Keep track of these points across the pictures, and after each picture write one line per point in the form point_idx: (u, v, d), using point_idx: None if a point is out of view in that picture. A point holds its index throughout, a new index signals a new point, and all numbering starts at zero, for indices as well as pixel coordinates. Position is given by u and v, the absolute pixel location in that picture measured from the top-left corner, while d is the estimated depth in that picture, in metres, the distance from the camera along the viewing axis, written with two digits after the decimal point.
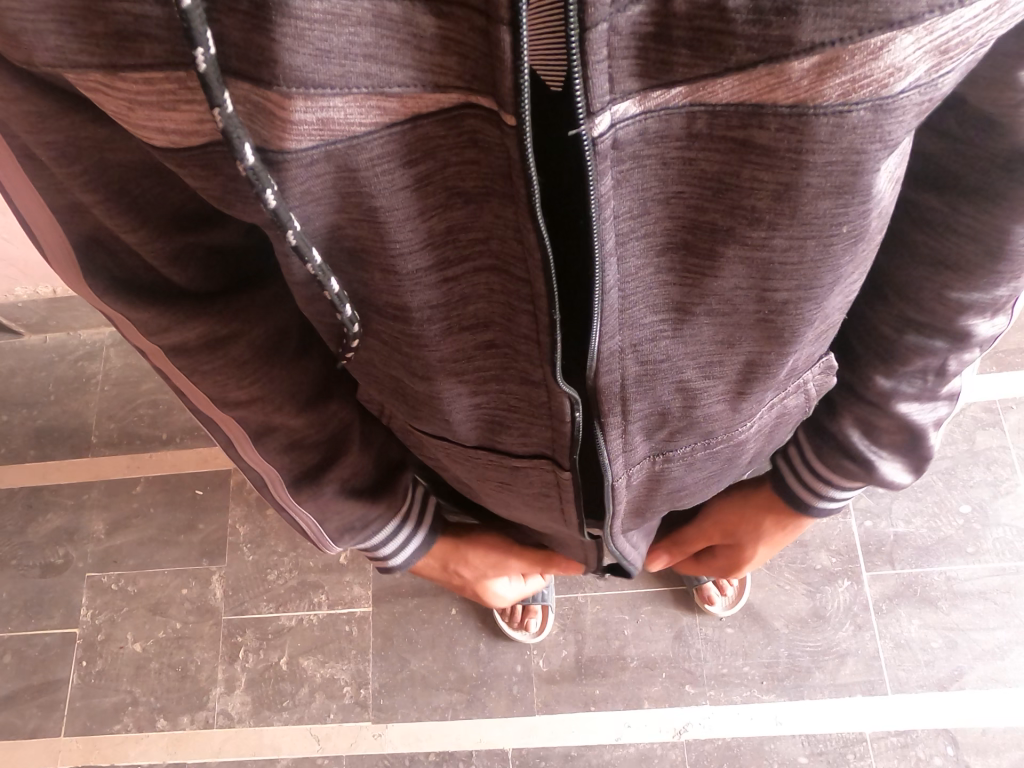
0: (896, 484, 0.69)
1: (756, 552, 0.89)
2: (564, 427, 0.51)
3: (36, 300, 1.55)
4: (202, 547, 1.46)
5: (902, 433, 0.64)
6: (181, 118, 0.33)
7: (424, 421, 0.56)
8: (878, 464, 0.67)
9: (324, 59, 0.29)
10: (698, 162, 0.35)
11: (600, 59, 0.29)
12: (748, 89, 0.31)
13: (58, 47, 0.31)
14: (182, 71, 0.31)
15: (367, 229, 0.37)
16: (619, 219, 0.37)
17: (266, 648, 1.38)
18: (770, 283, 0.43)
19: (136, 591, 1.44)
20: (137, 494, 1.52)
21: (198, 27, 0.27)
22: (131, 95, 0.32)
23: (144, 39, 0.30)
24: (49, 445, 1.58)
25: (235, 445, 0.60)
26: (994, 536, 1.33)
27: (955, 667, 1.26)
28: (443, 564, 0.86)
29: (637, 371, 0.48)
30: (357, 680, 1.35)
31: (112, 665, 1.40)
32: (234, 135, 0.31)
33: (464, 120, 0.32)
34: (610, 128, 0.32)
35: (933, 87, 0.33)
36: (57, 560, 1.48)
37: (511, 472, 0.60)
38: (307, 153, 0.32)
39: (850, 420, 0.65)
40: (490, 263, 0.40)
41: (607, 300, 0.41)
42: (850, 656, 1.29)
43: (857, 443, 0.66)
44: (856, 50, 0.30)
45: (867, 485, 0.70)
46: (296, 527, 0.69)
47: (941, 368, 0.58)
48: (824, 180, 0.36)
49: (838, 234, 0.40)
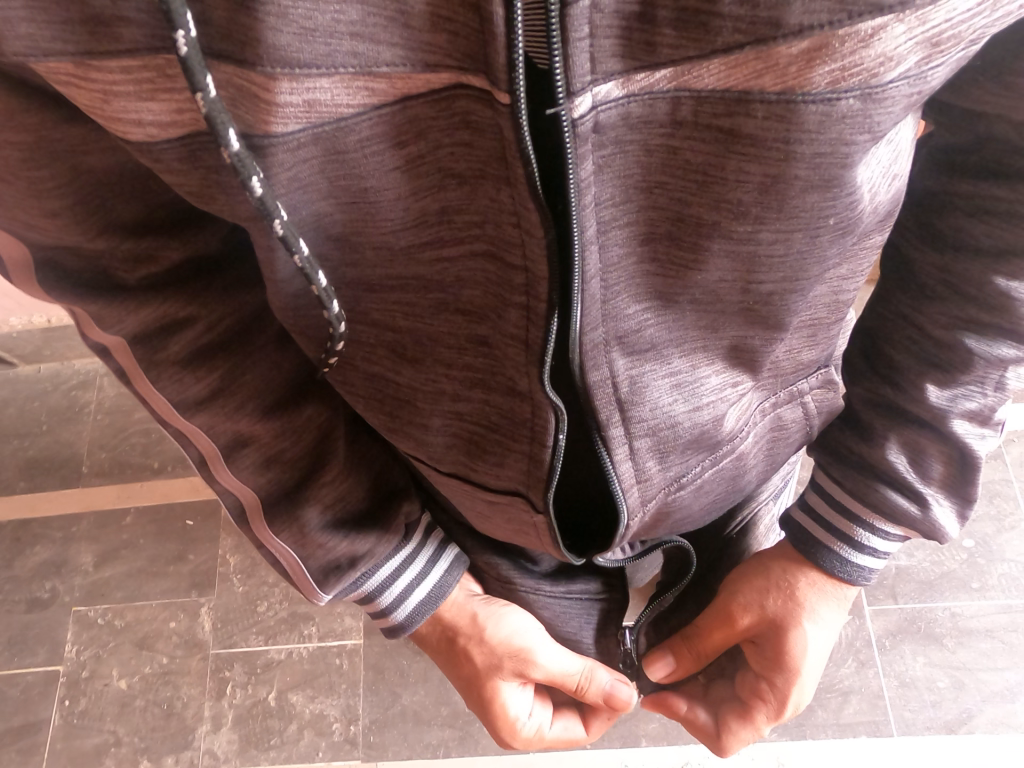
0: (952, 526, 0.60)
1: (799, 634, 0.65)
2: (545, 450, 0.46)
3: (31, 330, 1.53)
4: (191, 578, 1.40)
5: (953, 460, 0.56)
6: (161, 107, 0.30)
7: (398, 436, 0.52)
8: (932, 501, 0.59)
9: (310, 36, 0.26)
10: (682, 154, 0.31)
11: (581, 36, 0.26)
12: (734, 75, 0.28)
13: (30, 35, 0.28)
14: (163, 58, 0.28)
15: (355, 212, 0.34)
16: (600, 207, 0.33)
17: (254, 683, 1.31)
18: (755, 277, 0.39)
19: (123, 624, 1.38)
20: (127, 525, 1.46)
21: (178, 11, 0.25)
22: (107, 86, 0.29)
23: (122, 23, 0.27)
24: (40, 475, 1.53)
25: (209, 464, 0.54)
26: (999, 571, 1.28)
27: (964, 708, 1.20)
28: (454, 635, 0.69)
29: (627, 370, 0.42)
30: (348, 715, 1.28)
31: (95, 704, 1.32)
32: (218, 122, 0.27)
33: (455, 101, 0.29)
34: (590, 111, 0.28)
35: (923, 81, 0.31)
36: (44, 594, 1.42)
37: (488, 505, 0.55)
38: (293, 136, 0.29)
39: (897, 445, 0.58)
40: (485, 249, 0.35)
41: (588, 290, 0.36)
42: (853, 694, 1.23)
43: (908, 477, 0.58)
44: (846, 36, 0.27)
45: (918, 534, 0.61)
46: (284, 571, 0.61)
47: (999, 381, 0.53)
48: (814, 172, 0.32)
49: (825, 227, 0.36)
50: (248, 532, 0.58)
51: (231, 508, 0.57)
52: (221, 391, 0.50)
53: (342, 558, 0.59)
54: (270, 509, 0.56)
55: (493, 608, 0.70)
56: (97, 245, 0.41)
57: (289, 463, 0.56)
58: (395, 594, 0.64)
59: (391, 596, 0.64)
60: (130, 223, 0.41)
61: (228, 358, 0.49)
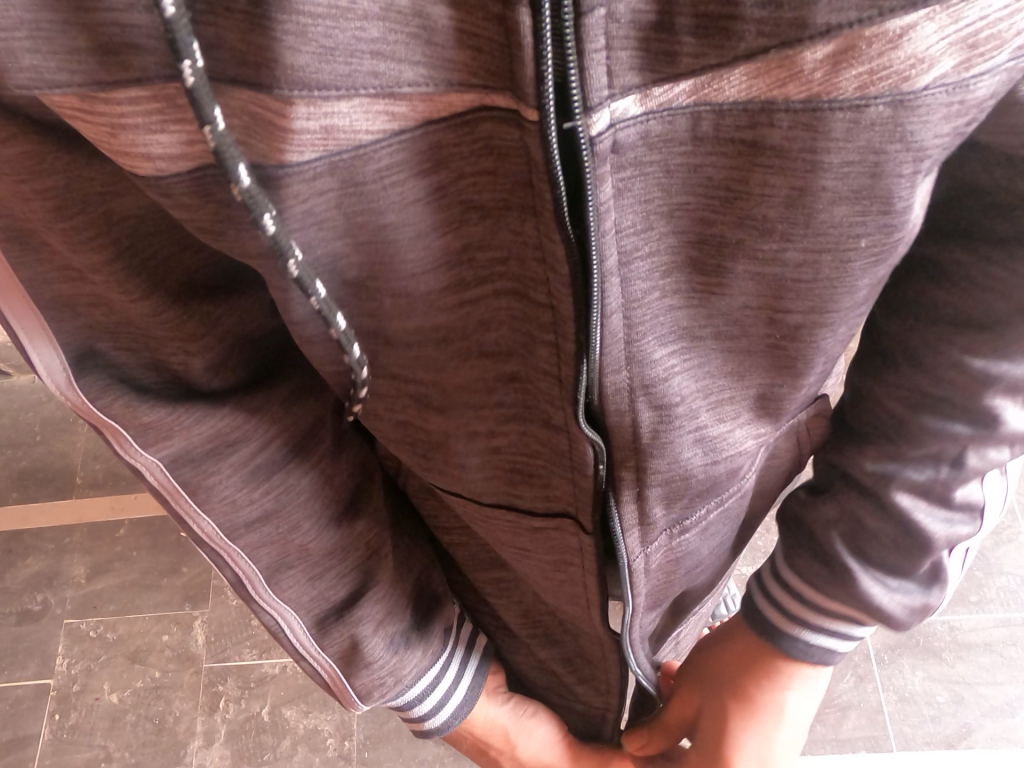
0: (903, 610, 0.53)
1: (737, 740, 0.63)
2: (586, 478, 0.46)
3: None
4: (186, 591, 1.39)
5: (900, 536, 0.50)
6: (172, 139, 0.29)
7: (432, 470, 0.51)
8: (862, 578, 0.52)
9: (329, 57, 0.26)
10: (703, 170, 0.31)
11: (598, 48, 0.26)
12: (758, 83, 0.28)
13: (34, 67, 0.27)
14: (173, 88, 0.27)
15: (371, 251, 0.34)
16: (621, 234, 0.33)
17: (248, 698, 1.30)
18: (782, 303, 0.37)
19: (115, 637, 1.36)
20: (121, 537, 1.46)
21: (184, 38, 0.25)
22: (115, 118, 0.28)
23: (132, 51, 0.26)
24: (33, 486, 1.52)
25: (248, 584, 0.55)
26: (998, 585, 1.28)
27: (963, 724, 1.20)
28: (488, 745, 0.76)
29: (652, 418, 0.41)
30: (342, 730, 1.26)
31: (86, 718, 1.30)
32: (227, 156, 0.27)
33: (479, 125, 0.29)
34: (608, 128, 0.28)
35: (966, 89, 0.29)
36: (35, 607, 1.40)
37: (530, 537, 0.55)
38: (308, 166, 0.29)
39: (833, 523, 0.52)
40: (508, 286, 0.36)
41: (609, 323, 0.35)
42: (851, 709, 1.22)
43: (843, 557, 0.52)
44: (873, 37, 0.26)
45: (868, 617, 0.54)
46: (322, 682, 0.62)
47: (958, 458, 0.47)
48: (841, 182, 0.31)
49: (857, 250, 0.35)
50: (297, 659, 0.60)
51: (275, 628, 0.57)
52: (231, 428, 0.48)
53: (388, 677, 0.61)
54: (319, 633, 0.58)
55: (524, 725, 0.79)
56: (138, 309, 0.40)
57: (332, 582, 0.58)
58: (431, 709, 0.67)
59: (428, 705, 0.66)
60: (176, 286, 0.40)
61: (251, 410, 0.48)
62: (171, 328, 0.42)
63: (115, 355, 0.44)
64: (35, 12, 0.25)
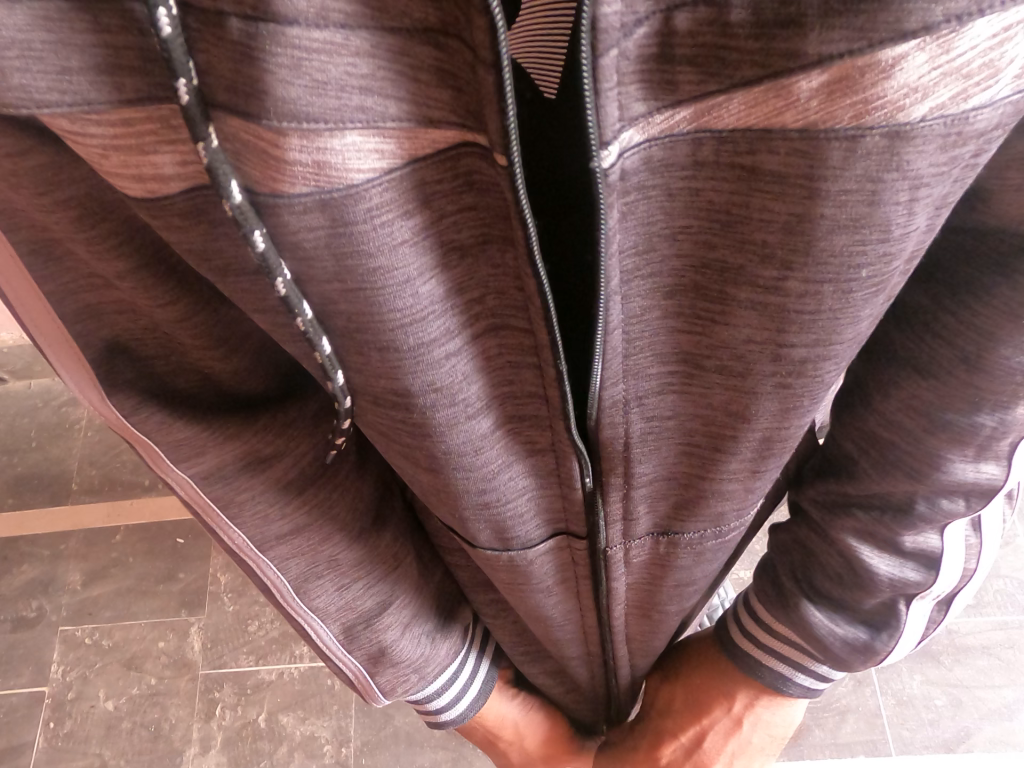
0: (842, 645, 0.57)
1: (700, 751, 0.72)
2: (575, 493, 0.47)
3: (23, 346, 1.55)
4: (182, 597, 1.39)
5: (847, 572, 0.53)
6: (165, 160, 0.28)
7: (438, 512, 0.51)
8: (811, 611, 0.56)
9: (321, 90, 0.25)
10: (705, 194, 0.31)
11: (610, 87, 0.25)
12: (755, 113, 0.27)
13: (24, 86, 0.26)
14: (167, 108, 0.27)
15: (358, 301, 0.32)
16: (624, 256, 0.33)
17: (244, 704, 1.29)
18: (786, 334, 0.35)
19: (111, 644, 1.35)
20: (117, 543, 1.45)
21: (179, 59, 0.25)
22: (105, 140, 0.28)
23: (127, 72, 0.26)
24: (29, 492, 1.51)
25: (278, 593, 0.56)
26: (995, 587, 1.28)
27: (961, 727, 1.19)
28: (496, 739, 0.80)
29: (643, 428, 0.43)
30: (339, 737, 1.25)
31: (81, 726, 1.29)
32: (219, 173, 0.27)
33: (461, 160, 0.29)
34: (617, 160, 0.28)
35: (964, 122, 0.26)
36: (30, 613, 1.40)
37: (518, 572, 0.55)
38: (301, 199, 0.27)
39: (790, 552, 0.58)
40: (488, 323, 0.36)
41: (610, 339, 0.36)
42: (850, 712, 1.22)
43: (798, 586, 0.57)
44: (866, 67, 0.24)
45: (814, 648, 0.59)
46: (345, 677, 0.64)
47: (908, 505, 0.47)
48: (841, 211, 0.29)
49: (858, 280, 0.32)
50: (324, 659, 0.62)
51: (301, 627, 0.60)
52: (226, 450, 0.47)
53: (412, 672, 0.64)
54: (346, 638, 0.60)
55: (535, 718, 0.82)
56: (164, 314, 0.40)
57: (359, 590, 0.58)
58: (449, 701, 0.70)
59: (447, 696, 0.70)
60: (172, 305, 0.40)
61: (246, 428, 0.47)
62: (194, 332, 0.41)
63: (110, 369, 0.43)
64: (29, 31, 0.25)
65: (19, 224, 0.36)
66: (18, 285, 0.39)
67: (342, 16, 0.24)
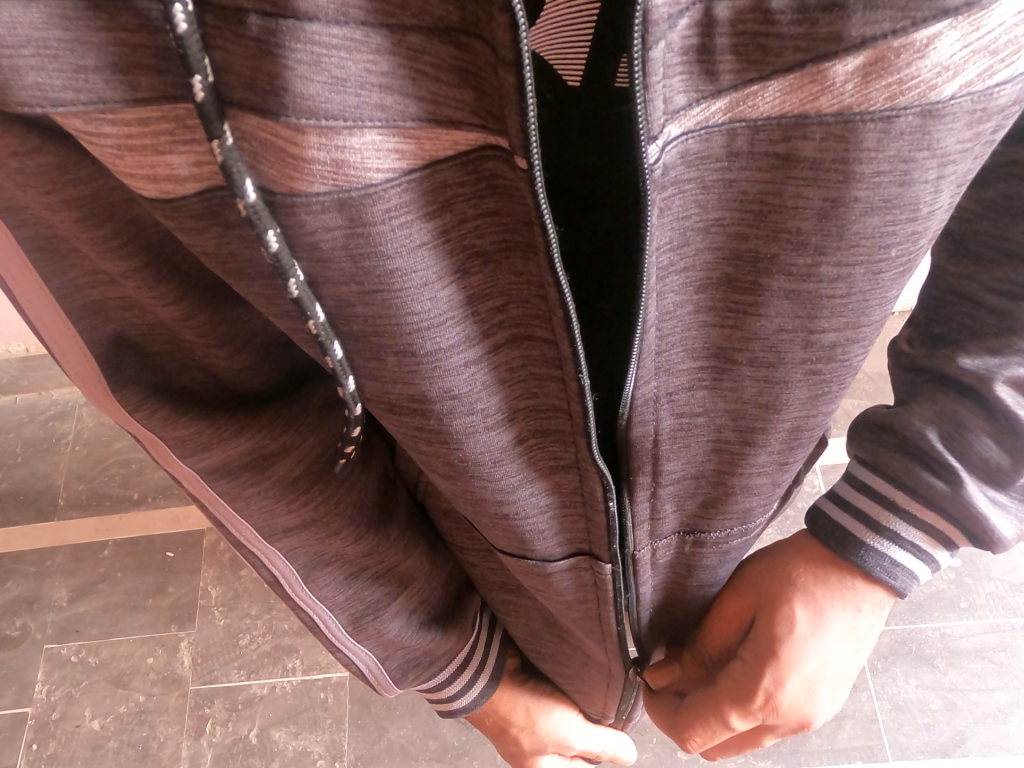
0: (999, 532, 0.45)
1: (820, 681, 0.51)
2: (599, 516, 0.47)
3: (8, 360, 1.53)
4: (172, 612, 1.36)
5: (1005, 439, 0.42)
6: (183, 159, 0.28)
7: (477, 524, 0.50)
8: (968, 484, 0.44)
9: (342, 86, 0.24)
10: (738, 185, 0.30)
11: (658, 80, 0.25)
12: (791, 99, 0.27)
13: (38, 85, 0.25)
14: (181, 107, 0.26)
15: (376, 303, 0.31)
16: (660, 252, 0.32)
17: (235, 720, 1.27)
18: (817, 321, 0.36)
19: (98, 661, 1.33)
20: (104, 559, 1.42)
21: (195, 55, 0.24)
22: (120, 141, 0.27)
23: (141, 71, 0.26)
24: (13, 508, 1.48)
25: (285, 584, 0.56)
26: (987, 590, 1.28)
27: (957, 731, 1.19)
28: (507, 725, 0.78)
29: (672, 425, 0.42)
30: (332, 751, 1.23)
31: (65, 747, 1.27)
32: (234, 171, 0.26)
33: (483, 163, 0.28)
34: (658, 157, 0.27)
35: (988, 98, 0.28)
36: (14, 632, 1.37)
37: (541, 578, 0.54)
38: (319, 199, 0.27)
39: (929, 422, 0.44)
40: (510, 332, 0.35)
41: (646, 341, 0.35)
42: (847, 718, 1.21)
43: (945, 461, 0.44)
44: (901, 48, 0.25)
45: (961, 533, 0.46)
46: (360, 673, 0.64)
47: None
48: (874, 193, 0.30)
49: (886, 260, 0.33)
50: (332, 651, 0.62)
51: (312, 623, 0.59)
52: (231, 455, 0.46)
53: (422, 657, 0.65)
54: (352, 629, 0.59)
55: (548, 709, 0.80)
56: (169, 314, 0.40)
57: (367, 582, 0.57)
58: (460, 690, 0.70)
59: (455, 687, 0.70)
60: (173, 309, 0.39)
61: (253, 430, 0.46)
62: (199, 332, 0.41)
63: (107, 375, 0.42)
64: (43, 30, 0.24)
65: (23, 225, 0.35)
66: (32, 295, 0.39)
67: (362, 12, 0.24)
